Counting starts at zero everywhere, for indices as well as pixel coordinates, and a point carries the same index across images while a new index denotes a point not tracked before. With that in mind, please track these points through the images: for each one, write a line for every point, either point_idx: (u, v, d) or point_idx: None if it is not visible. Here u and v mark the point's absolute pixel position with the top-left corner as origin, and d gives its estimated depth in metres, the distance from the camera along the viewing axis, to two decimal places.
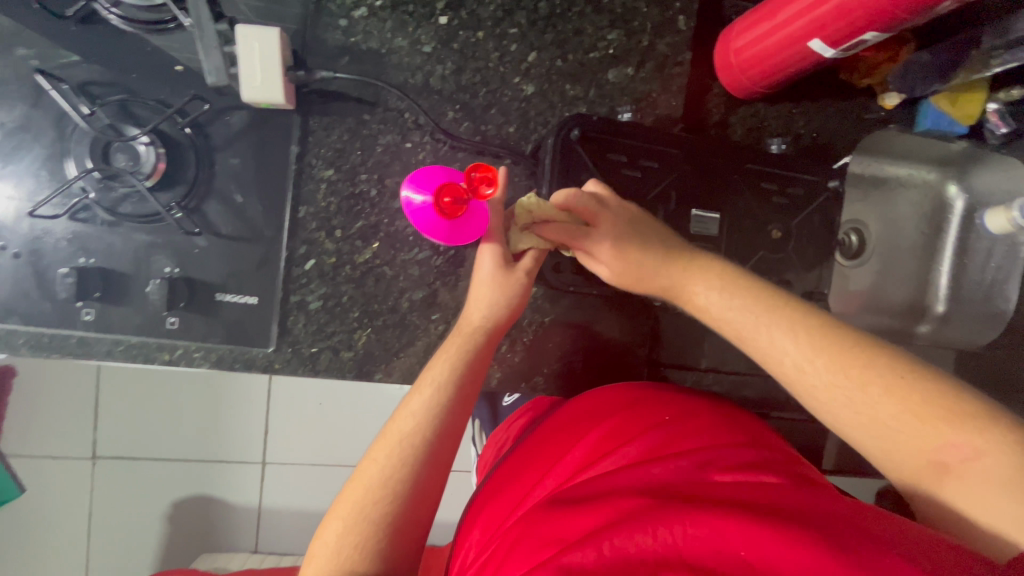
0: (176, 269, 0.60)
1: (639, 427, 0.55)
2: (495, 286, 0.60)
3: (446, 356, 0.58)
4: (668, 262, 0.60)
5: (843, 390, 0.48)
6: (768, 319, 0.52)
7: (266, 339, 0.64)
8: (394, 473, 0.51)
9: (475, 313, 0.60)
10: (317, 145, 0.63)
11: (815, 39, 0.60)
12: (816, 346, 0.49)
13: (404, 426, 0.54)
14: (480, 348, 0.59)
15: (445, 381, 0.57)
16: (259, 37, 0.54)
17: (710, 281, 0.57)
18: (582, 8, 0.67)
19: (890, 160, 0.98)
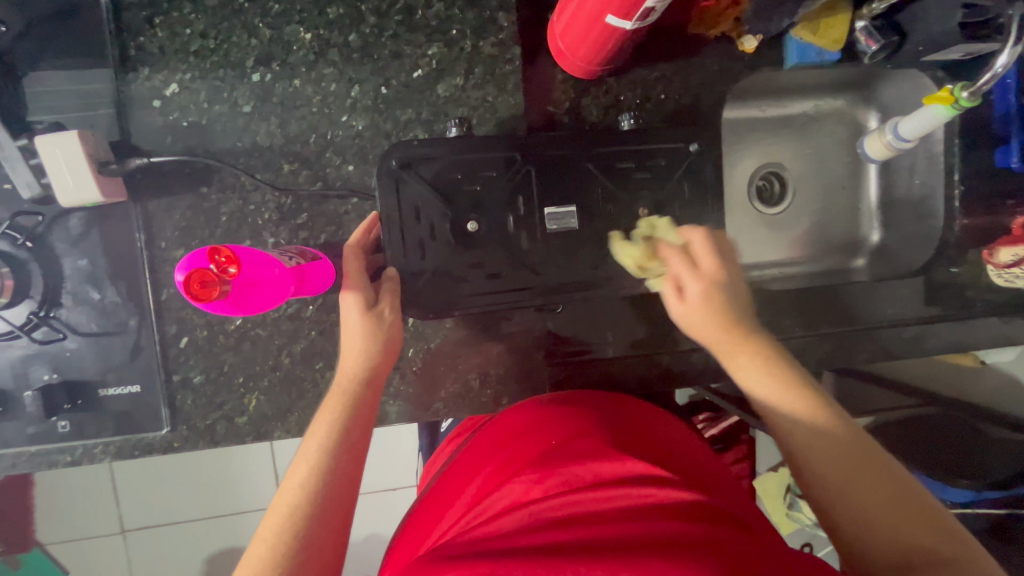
0: (54, 375, 0.63)
1: (525, 450, 0.59)
2: (364, 334, 0.61)
3: (328, 414, 0.60)
4: (733, 338, 0.57)
5: (845, 467, 0.49)
6: (790, 382, 0.54)
7: (158, 422, 0.66)
8: (284, 544, 0.51)
9: (350, 363, 0.62)
10: (161, 228, 0.64)
11: (608, 14, 0.57)
12: (830, 419, 0.52)
13: (290, 493, 0.54)
14: (362, 397, 0.61)
15: (329, 437, 0.58)
16: (59, 143, 0.55)
17: (749, 348, 0.56)
18: (394, 30, 0.66)
19: (786, 97, 0.94)
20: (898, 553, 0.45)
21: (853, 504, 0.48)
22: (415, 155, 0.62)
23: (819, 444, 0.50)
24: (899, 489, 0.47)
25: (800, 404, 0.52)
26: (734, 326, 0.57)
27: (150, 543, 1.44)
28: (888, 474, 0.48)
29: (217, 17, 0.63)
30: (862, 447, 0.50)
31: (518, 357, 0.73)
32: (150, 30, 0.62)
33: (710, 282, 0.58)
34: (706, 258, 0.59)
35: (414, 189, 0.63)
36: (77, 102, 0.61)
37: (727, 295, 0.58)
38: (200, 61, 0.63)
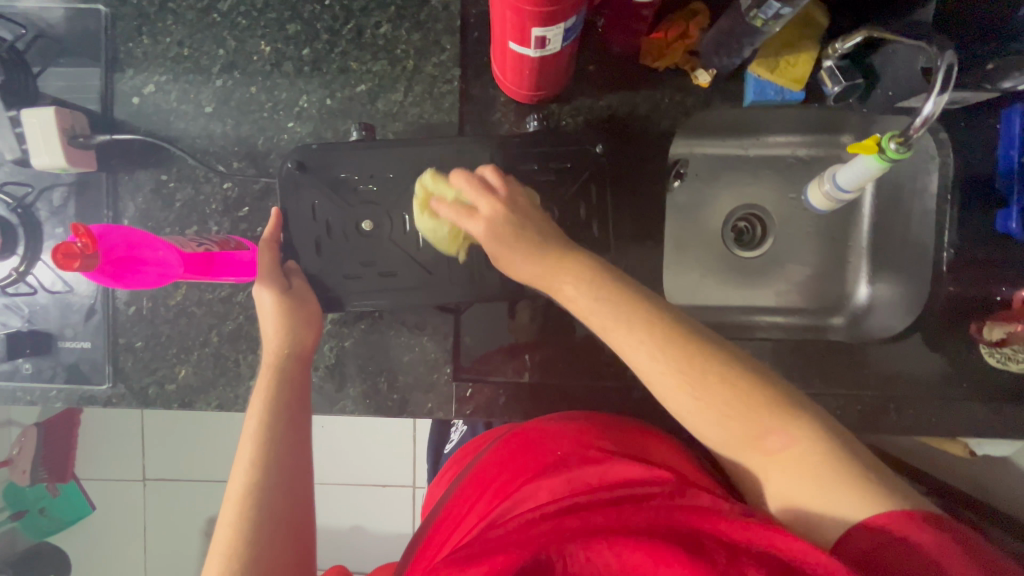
0: (24, 323, 0.73)
1: (527, 463, 0.56)
2: (278, 314, 0.65)
3: (260, 396, 0.63)
4: (553, 259, 0.57)
5: (682, 377, 0.50)
6: (614, 303, 0.53)
7: (101, 377, 0.74)
8: (250, 520, 0.55)
9: (274, 344, 0.66)
10: (125, 208, 0.73)
11: (510, 43, 0.57)
12: (659, 334, 0.52)
13: (245, 476, 0.58)
14: (291, 372, 0.65)
15: (264, 415, 0.62)
16: (38, 116, 0.65)
17: (568, 262, 0.56)
18: (344, 47, 0.71)
19: (750, 138, 0.89)
20: (729, 435, 0.49)
21: (687, 403, 0.50)
22: (309, 159, 0.67)
23: (655, 362, 0.51)
24: (733, 382, 0.49)
25: (631, 327, 0.52)
26: (541, 247, 0.58)
27: (153, 495, 1.59)
28: (718, 367, 0.50)
29: (193, 29, 0.72)
30: (692, 353, 0.51)
31: (428, 367, 0.74)
32: (137, 37, 0.72)
33: (490, 220, 0.59)
34: (478, 209, 0.60)
35: (311, 188, 0.67)
36: (75, 95, 0.72)
37: (519, 234, 0.58)
38: (174, 66, 0.72)
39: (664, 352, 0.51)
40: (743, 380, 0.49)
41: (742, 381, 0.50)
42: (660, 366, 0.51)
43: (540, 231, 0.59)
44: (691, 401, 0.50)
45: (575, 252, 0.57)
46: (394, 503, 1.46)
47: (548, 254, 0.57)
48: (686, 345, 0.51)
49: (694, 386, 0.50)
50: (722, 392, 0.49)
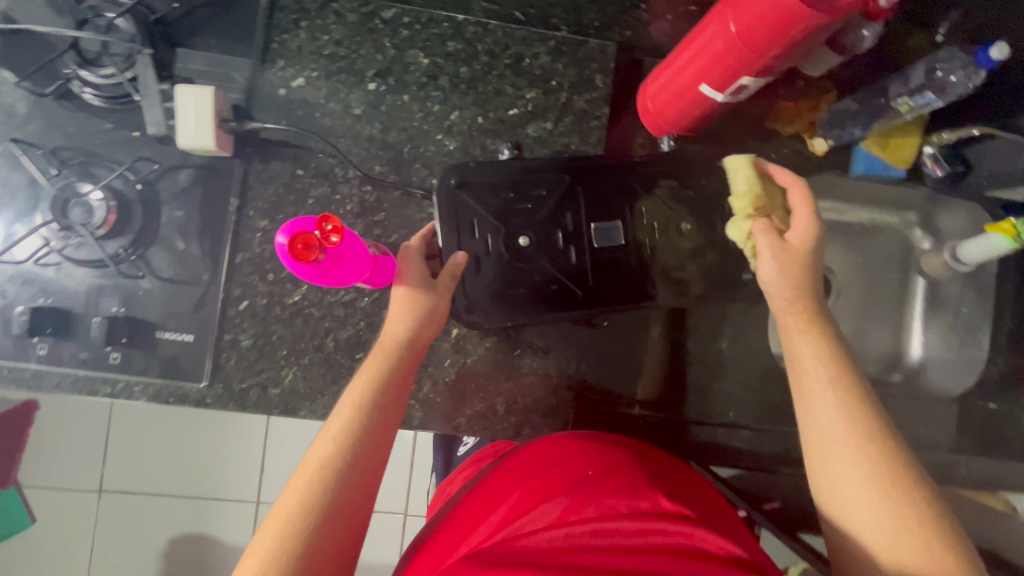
0: (122, 308, 0.67)
1: (557, 482, 0.56)
2: (408, 302, 0.63)
3: (366, 375, 0.60)
4: (792, 306, 0.59)
5: (873, 467, 0.50)
6: (839, 367, 0.55)
7: (199, 374, 0.68)
8: (315, 497, 0.52)
9: (398, 328, 0.62)
10: (254, 199, 0.70)
11: (701, 84, 0.60)
12: (883, 432, 0.52)
13: (325, 448, 0.55)
14: (403, 361, 0.61)
15: (367, 398, 0.58)
16: (195, 94, 0.63)
17: (799, 317, 0.58)
18: (501, 71, 0.73)
19: (841, 200, 0.91)
20: (888, 548, 0.47)
21: (859, 486, 0.50)
22: (470, 176, 0.68)
23: (844, 437, 0.52)
24: (918, 510, 0.48)
25: (847, 392, 0.53)
26: (800, 299, 0.59)
27: (120, 509, 1.42)
28: (912, 490, 0.49)
29: (353, 31, 0.71)
30: (892, 460, 0.50)
31: (547, 391, 0.74)
32: (294, 30, 0.70)
33: (810, 236, 0.61)
34: (805, 216, 0.62)
35: (471, 204, 0.68)
36: (220, 80, 0.70)
37: (802, 273, 0.60)
38: (328, 63, 0.71)
39: (863, 440, 0.51)
40: (930, 519, 0.48)
41: (920, 514, 0.48)
42: (852, 443, 0.51)
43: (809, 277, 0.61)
44: (858, 485, 0.50)
45: (808, 313, 0.58)
46: (383, 529, 1.40)
47: (801, 304, 0.59)
48: (883, 441, 0.51)
49: (876, 483, 0.49)
50: (903, 509, 0.48)
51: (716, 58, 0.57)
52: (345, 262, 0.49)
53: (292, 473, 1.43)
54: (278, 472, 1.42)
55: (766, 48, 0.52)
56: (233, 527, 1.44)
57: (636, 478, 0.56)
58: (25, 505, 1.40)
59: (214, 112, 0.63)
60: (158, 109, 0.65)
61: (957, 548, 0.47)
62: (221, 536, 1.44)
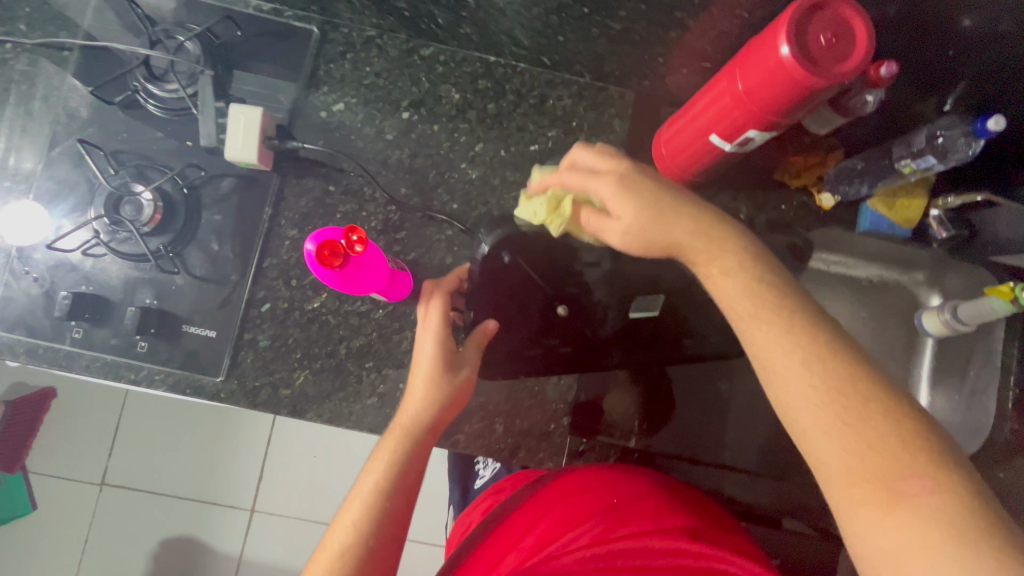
0: (155, 300, 0.72)
1: (584, 510, 0.58)
2: (432, 380, 0.62)
3: (383, 457, 0.57)
4: (694, 237, 0.49)
5: (826, 386, 0.43)
6: (768, 287, 0.46)
7: (216, 369, 0.72)
8: None
9: (414, 408, 0.60)
10: (287, 209, 0.75)
11: (711, 134, 0.64)
12: (814, 336, 0.44)
13: (340, 539, 0.52)
14: (420, 442, 0.59)
15: (382, 482, 0.55)
16: (246, 113, 0.70)
17: (699, 242, 0.49)
18: (526, 109, 0.79)
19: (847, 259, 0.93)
20: (857, 470, 0.41)
21: (816, 423, 0.42)
22: (522, 250, 0.67)
23: (791, 364, 0.43)
24: (869, 412, 0.42)
25: (786, 315, 0.45)
26: (706, 226, 0.49)
27: (120, 503, 1.44)
28: (873, 395, 0.42)
29: (393, 65, 0.78)
30: (844, 366, 0.43)
31: (545, 417, 0.75)
32: (340, 61, 0.77)
33: (625, 179, 0.52)
34: (598, 172, 0.54)
35: (511, 279, 0.68)
36: (268, 100, 0.76)
37: (666, 214, 0.50)
38: (368, 92, 0.78)
39: (811, 358, 0.43)
40: (895, 419, 0.42)
41: (883, 420, 0.42)
42: (801, 366, 0.43)
43: (690, 210, 0.51)
44: (810, 410, 0.43)
45: (717, 241, 0.49)
46: None
47: (675, 254, 0.50)
48: (832, 352, 0.43)
49: (835, 402, 0.42)
50: (864, 422, 0.42)
51: (725, 112, 0.60)
52: (365, 272, 0.53)
53: (291, 484, 1.43)
54: (277, 481, 1.43)
55: (768, 107, 0.56)
56: (225, 534, 1.44)
57: (659, 507, 0.58)
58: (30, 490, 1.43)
59: (261, 129, 0.70)
60: (211, 123, 0.72)
61: (923, 445, 0.41)
62: (213, 541, 1.44)
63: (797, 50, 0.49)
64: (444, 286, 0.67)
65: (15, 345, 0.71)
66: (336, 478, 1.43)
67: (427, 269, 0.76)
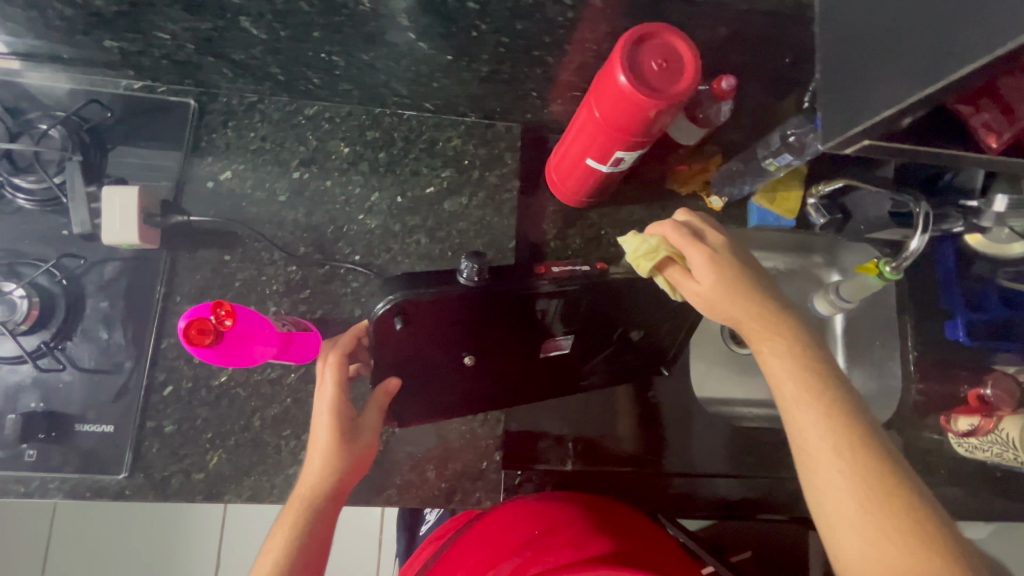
0: (41, 403, 0.67)
1: (504, 549, 0.57)
2: (329, 450, 0.58)
3: (282, 532, 0.55)
4: (776, 328, 0.53)
5: (853, 473, 0.46)
6: (811, 381, 0.50)
7: (119, 466, 0.67)
8: None
9: (310, 478, 0.57)
10: (181, 285, 0.72)
11: (586, 158, 0.68)
12: (839, 425, 0.48)
13: None
14: (322, 513, 0.56)
15: (280, 559, 0.53)
16: (121, 194, 0.67)
17: (783, 342, 0.52)
18: (417, 154, 0.80)
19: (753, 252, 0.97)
20: (885, 557, 0.44)
21: (846, 510, 0.46)
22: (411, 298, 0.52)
23: (823, 449, 0.48)
24: (892, 499, 0.45)
25: (811, 408, 0.49)
26: (777, 320, 0.53)
27: None
28: (892, 483, 0.46)
29: (278, 127, 0.78)
30: (868, 454, 0.47)
31: (477, 455, 0.75)
32: (222, 129, 0.77)
33: (713, 252, 0.54)
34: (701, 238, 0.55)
35: (407, 341, 0.57)
36: (148, 176, 0.74)
37: (753, 290, 0.54)
38: (255, 157, 0.77)
39: (842, 445, 0.47)
40: (912, 505, 0.45)
41: (902, 507, 0.45)
42: (829, 452, 0.47)
43: (769, 292, 0.55)
44: (842, 495, 0.46)
45: (762, 330, 0.53)
46: None
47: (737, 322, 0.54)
48: (858, 442, 0.48)
49: (856, 487, 0.46)
50: (885, 508, 0.45)
51: (591, 138, 0.64)
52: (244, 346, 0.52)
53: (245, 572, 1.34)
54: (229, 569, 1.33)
55: (624, 130, 0.59)
56: None
57: (577, 531, 0.58)
58: None
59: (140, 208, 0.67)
60: (84, 209, 0.69)
61: (944, 544, 0.44)
62: None
63: (631, 78, 0.52)
64: (342, 348, 0.62)
65: None
66: None
67: (337, 324, 0.74)
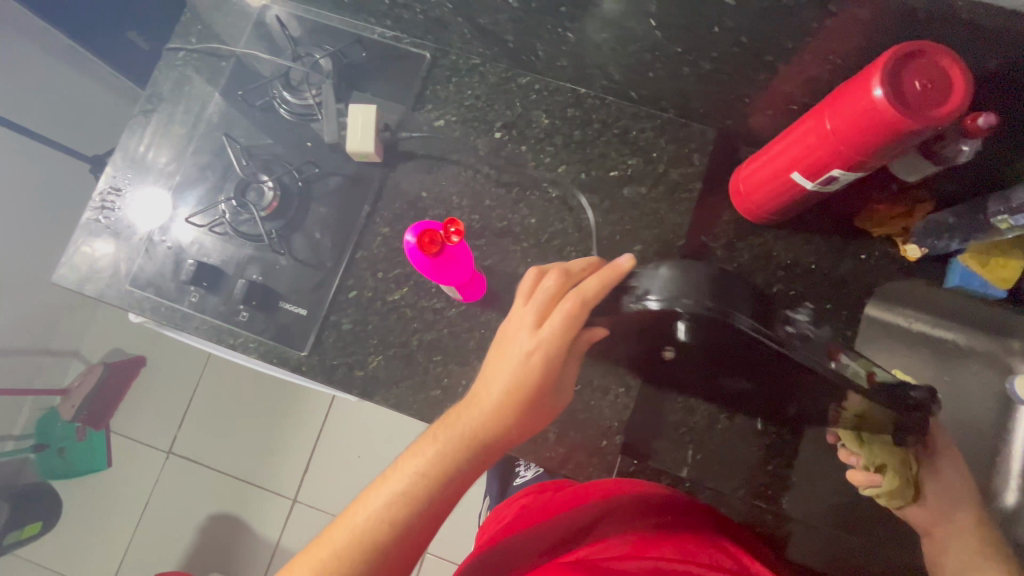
0: (260, 277, 0.81)
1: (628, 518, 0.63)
2: (510, 400, 0.58)
3: (434, 451, 0.57)
4: (972, 511, 0.69)
5: None
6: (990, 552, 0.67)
7: (303, 343, 0.80)
8: (355, 557, 0.52)
9: (474, 416, 0.59)
10: (383, 208, 0.83)
11: (794, 171, 0.66)
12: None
13: (374, 507, 0.55)
14: (473, 459, 0.58)
15: (423, 473, 0.56)
16: (362, 112, 0.79)
17: (974, 522, 0.69)
18: (609, 138, 0.84)
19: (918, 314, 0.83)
20: None
21: None
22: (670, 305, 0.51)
23: None
24: None
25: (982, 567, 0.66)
26: (976, 511, 0.70)
27: (184, 472, 1.65)
28: None
29: (492, 90, 0.86)
30: None
31: (598, 432, 0.77)
32: (446, 84, 0.86)
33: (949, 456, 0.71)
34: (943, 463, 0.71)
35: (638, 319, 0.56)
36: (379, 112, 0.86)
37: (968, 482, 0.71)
38: (466, 112, 0.86)
39: None
40: None
41: None
42: None
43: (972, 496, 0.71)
44: None
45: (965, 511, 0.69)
46: None
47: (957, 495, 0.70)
48: None
49: None
50: None
51: (810, 150, 0.62)
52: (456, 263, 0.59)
53: (336, 481, 1.56)
54: (322, 472, 1.57)
55: (857, 147, 0.56)
56: (270, 519, 1.57)
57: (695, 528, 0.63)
58: (106, 451, 1.68)
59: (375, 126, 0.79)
60: (333, 122, 0.83)
61: None
62: (258, 527, 1.57)
63: (891, 93, 0.50)
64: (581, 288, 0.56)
65: (145, 302, 0.83)
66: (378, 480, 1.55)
67: (501, 276, 0.80)
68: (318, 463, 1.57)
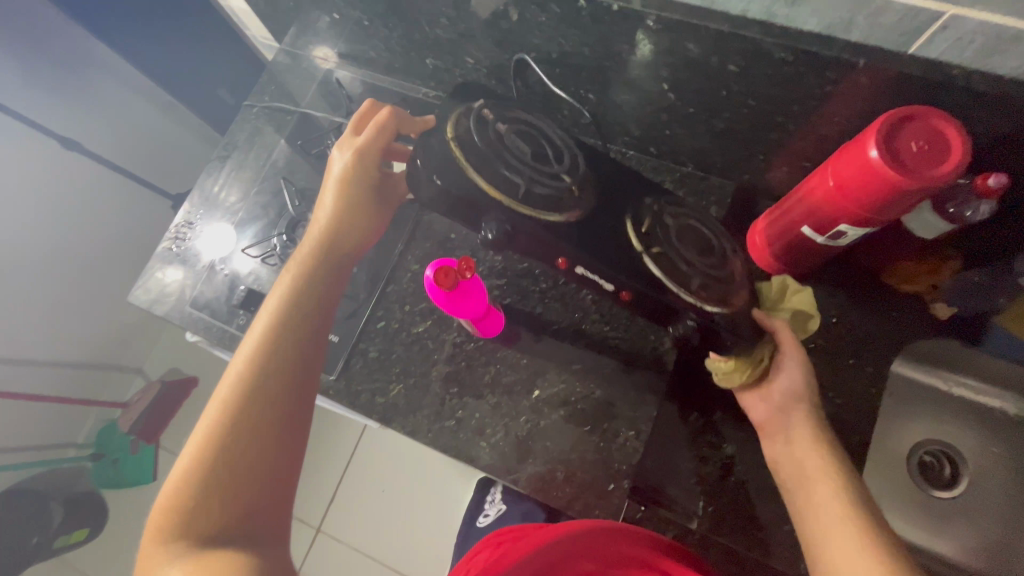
0: None
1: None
2: (341, 199, 0.75)
3: (290, 273, 0.74)
4: None
5: None
6: None
7: (332, 367, 0.85)
8: (259, 349, 0.68)
9: (315, 228, 0.76)
10: (415, 247, 0.91)
11: (804, 226, 0.67)
12: None
13: (268, 315, 0.71)
14: (334, 253, 0.75)
15: (295, 282, 0.73)
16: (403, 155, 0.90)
17: None
18: None
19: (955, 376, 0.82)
20: None
21: None
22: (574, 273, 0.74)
23: None
24: None
25: None
26: None
27: None
28: None
29: None
30: None
31: (607, 474, 0.77)
32: None
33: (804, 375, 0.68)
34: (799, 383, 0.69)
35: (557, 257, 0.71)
36: None
37: None
38: None
39: None
40: None
41: None
42: None
43: None
44: None
45: None
46: None
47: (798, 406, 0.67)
48: None
49: None
50: None
51: (818, 205, 0.64)
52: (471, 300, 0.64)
53: (357, 511, 1.60)
54: (346, 500, 1.61)
55: (862, 203, 0.58)
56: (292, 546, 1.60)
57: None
58: (151, 464, 1.79)
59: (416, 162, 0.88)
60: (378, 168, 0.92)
61: None
62: None
63: (886, 153, 0.52)
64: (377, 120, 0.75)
65: (199, 322, 0.93)
66: (398, 513, 1.58)
67: (519, 314, 0.85)
68: (342, 492, 1.61)
